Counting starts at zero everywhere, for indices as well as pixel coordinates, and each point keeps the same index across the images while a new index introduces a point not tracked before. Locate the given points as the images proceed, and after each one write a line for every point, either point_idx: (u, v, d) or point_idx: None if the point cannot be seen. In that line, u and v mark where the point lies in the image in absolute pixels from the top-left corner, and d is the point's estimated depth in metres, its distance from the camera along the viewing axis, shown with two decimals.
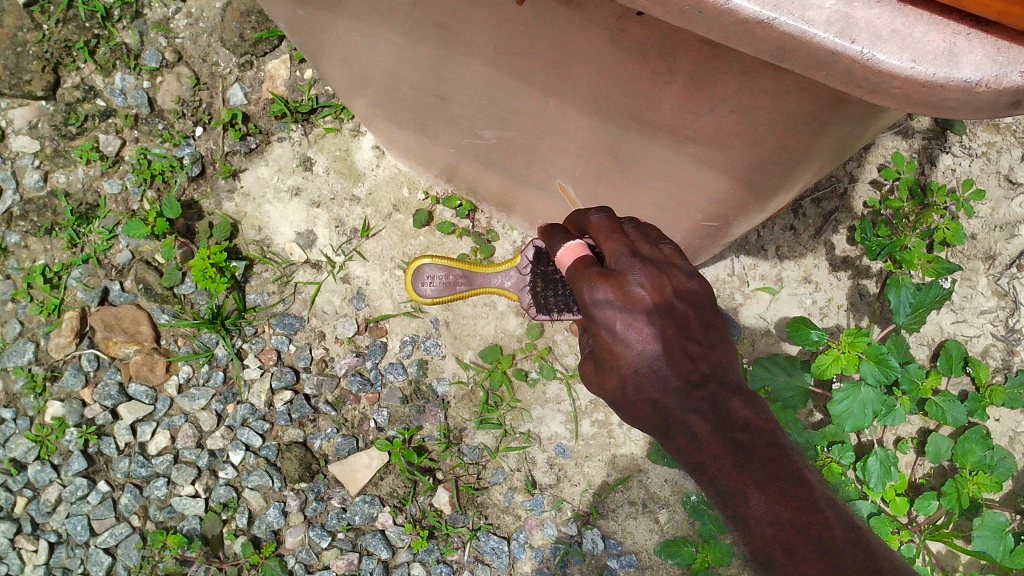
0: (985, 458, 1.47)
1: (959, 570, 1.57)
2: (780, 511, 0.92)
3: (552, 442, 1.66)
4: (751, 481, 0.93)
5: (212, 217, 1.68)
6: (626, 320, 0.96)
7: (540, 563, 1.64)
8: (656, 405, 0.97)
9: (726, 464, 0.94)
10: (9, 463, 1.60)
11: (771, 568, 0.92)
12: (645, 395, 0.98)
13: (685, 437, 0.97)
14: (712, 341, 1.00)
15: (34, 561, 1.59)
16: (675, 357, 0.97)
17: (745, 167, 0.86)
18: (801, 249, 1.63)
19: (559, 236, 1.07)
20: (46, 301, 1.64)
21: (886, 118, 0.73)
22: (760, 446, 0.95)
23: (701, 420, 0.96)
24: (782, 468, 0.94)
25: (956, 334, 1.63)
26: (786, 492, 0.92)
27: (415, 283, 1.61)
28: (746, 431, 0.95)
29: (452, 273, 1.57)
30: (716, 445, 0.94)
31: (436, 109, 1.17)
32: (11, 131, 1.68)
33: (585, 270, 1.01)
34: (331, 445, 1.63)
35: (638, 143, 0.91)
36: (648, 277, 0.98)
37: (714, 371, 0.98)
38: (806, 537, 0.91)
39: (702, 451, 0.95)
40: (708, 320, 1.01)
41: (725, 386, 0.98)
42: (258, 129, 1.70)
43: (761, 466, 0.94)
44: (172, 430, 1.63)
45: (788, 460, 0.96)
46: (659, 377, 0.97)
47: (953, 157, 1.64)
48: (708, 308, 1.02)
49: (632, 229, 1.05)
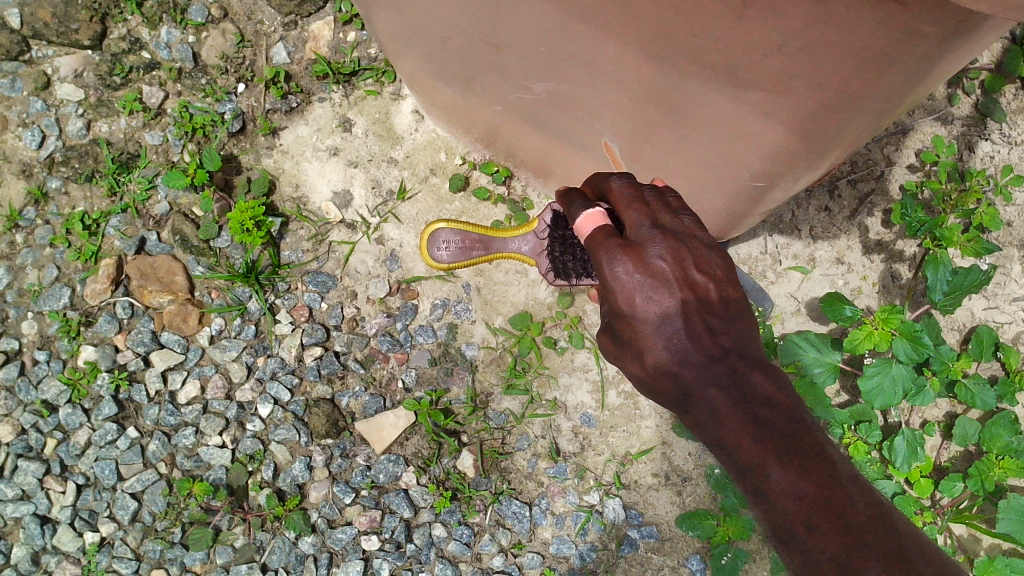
0: (1012, 443, 1.50)
1: (981, 554, 1.58)
2: (802, 486, 0.90)
3: (577, 410, 1.67)
4: (771, 455, 0.92)
5: (250, 172, 1.69)
6: (646, 293, 0.96)
7: (561, 530, 1.65)
8: (676, 380, 0.97)
9: (746, 438, 0.94)
10: (41, 405, 1.62)
11: (791, 542, 0.91)
12: (662, 366, 0.98)
13: (704, 411, 0.97)
14: (730, 316, 1.01)
15: (61, 502, 1.61)
16: (694, 331, 0.97)
17: (803, 117, 0.91)
18: (835, 230, 1.64)
19: (578, 204, 1.06)
20: (84, 247, 1.65)
21: (945, 67, 0.79)
22: (781, 420, 0.95)
23: (722, 395, 0.96)
24: (803, 442, 0.93)
25: (987, 320, 1.64)
26: (807, 467, 0.91)
27: (431, 248, 1.64)
28: (765, 405, 0.95)
29: (468, 238, 1.62)
30: (735, 420, 0.94)
31: (486, 61, 1.18)
32: (56, 79, 1.69)
33: (605, 240, 1.00)
34: (358, 403, 1.65)
35: (698, 92, 0.96)
36: (669, 249, 0.98)
37: (734, 346, 0.99)
38: (827, 512, 0.89)
39: (722, 428, 0.96)
40: (725, 293, 1.02)
41: (745, 359, 0.98)
42: (300, 88, 1.71)
43: (782, 439, 0.93)
44: (202, 380, 1.64)
45: (810, 436, 0.94)
46: (680, 351, 0.97)
47: (992, 144, 1.65)
48: (726, 280, 1.03)
49: (652, 197, 1.04)
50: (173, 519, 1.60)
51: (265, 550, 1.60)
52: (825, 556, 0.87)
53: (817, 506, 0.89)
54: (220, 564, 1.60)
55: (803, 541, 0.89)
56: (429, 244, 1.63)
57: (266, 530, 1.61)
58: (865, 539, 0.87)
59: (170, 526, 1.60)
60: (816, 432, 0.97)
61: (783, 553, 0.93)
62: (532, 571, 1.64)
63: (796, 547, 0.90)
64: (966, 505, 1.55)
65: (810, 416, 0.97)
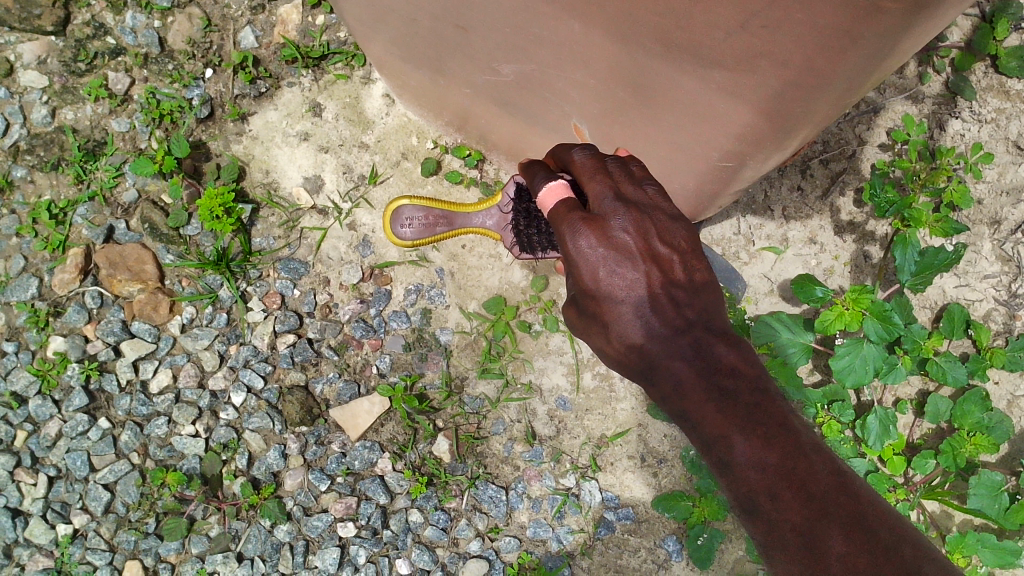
0: (984, 420, 1.51)
1: (953, 530, 1.60)
2: (765, 456, 0.90)
3: (552, 394, 1.66)
4: (734, 427, 0.91)
5: (219, 159, 1.67)
6: (610, 267, 0.97)
7: (537, 513, 1.65)
8: (641, 353, 0.99)
9: (710, 410, 0.94)
10: (10, 396, 1.60)
11: (756, 513, 0.91)
12: (629, 342, 0.99)
13: (670, 384, 0.97)
14: (695, 288, 1.01)
15: (33, 494, 1.59)
16: (659, 305, 0.98)
17: (770, 97, 0.92)
18: (807, 210, 1.64)
19: (540, 176, 1.05)
20: (51, 237, 1.63)
21: (908, 46, 0.81)
22: (745, 391, 0.94)
23: (687, 366, 0.96)
24: (767, 412, 0.92)
25: (958, 297, 1.65)
26: (771, 438, 0.90)
27: (394, 225, 1.63)
28: (729, 376, 0.95)
29: (431, 214, 1.62)
30: (701, 392, 0.94)
31: (453, 43, 1.17)
32: (19, 66, 1.66)
33: (568, 214, 0.99)
34: (333, 389, 1.64)
35: (664, 73, 0.96)
36: (632, 221, 0.98)
37: (699, 318, 0.99)
38: (791, 482, 0.88)
39: (687, 399, 0.96)
40: (691, 266, 1.01)
41: (710, 331, 0.98)
42: (269, 72, 1.69)
43: (745, 411, 0.92)
44: (174, 369, 1.63)
45: (775, 406, 0.93)
46: (644, 324, 0.98)
47: (962, 122, 1.66)
48: (692, 252, 1.02)
49: (615, 168, 1.03)
50: (146, 510, 1.59)
51: (241, 538, 1.59)
52: (788, 526, 0.87)
53: (779, 476, 0.88)
54: (195, 554, 1.59)
55: (768, 512, 0.89)
56: (392, 222, 1.62)
57: (241, 519, 1.59)
58: (827, 508, 0.87)
59: (144, 516, 1.59)
60: (783, 403, 0.96)
61: (750, 524, 0.92)
62: (509, 555, 1.64)
63: (761, 518, 0.90)
64: (939, 482, 1.57)
65: (776, 386, 0.96)
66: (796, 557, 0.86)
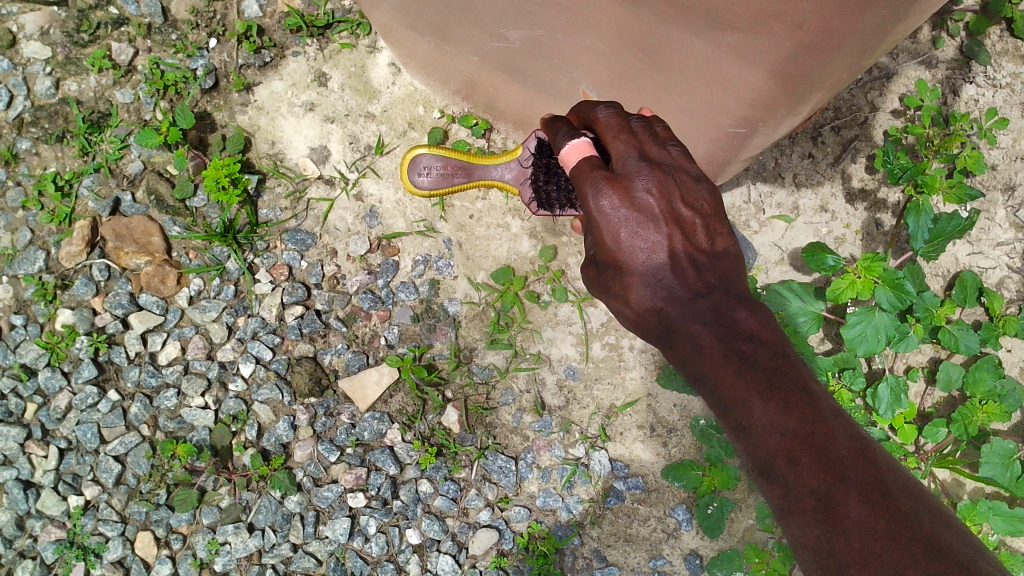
0: (996, 388, 1.50)
1: (964, 497, 1.59)
2: (783, 421, 0.89)
3: (562, 363, 1.66)
4: (753, 391, 0.91)
5: (225, 130, 1.66)
6: (632, 228, 0.97)
7: (547, 483, 1.64)
8: (660, 316, 0.99)
9: (727, 373, 0.93)
10: (20, 369, 1.60)
11: (772, 476, 0.89)
12: (649, 305, 1.00)
13: (688, 346, 0.97)
14: (716, 252, 1.02)
15: (44, 466, 1.59)
16: (680, 266, 0.99)
17: (782, 59, 0.94)
18: (818, 178, 1.62)
19: (564, 135, 1.05)
20: (57, 209, 1.62)
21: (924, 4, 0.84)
22: (765, 355, 0.94)
23: (706, 330, 0.96)
24: (786, 376, 0.92)
25: (971, 265, 1.63)
26: (789, 402, 0.90)
27: (412, 172, 1.60)
28: (748, 340, 0.95)
29: (451, 164, 1.58)
30: (721, 354, 0.95)
31: (460, 9, 1.15)
32: (22, 37, 1.65)
33: (592, 172, 0.99)
34: (341, 360, 1.63)
35: (676, 36, 0.97)
36: (656, 183, 0.98)
37: (719, 282, 1.00)
38: (810, 446, 0.88)
39: (705, 362, 0.95)
40: (713, 229, 1.02)
41: (729, 295, 0.98)
42: (273, 42, 1.67)
43: (765, 375, 0.92)
44: (182, 341, 1.62)
45: (795, 370, 0.93)
46: (665, 285, 0.98)
47: (977, 87, 1.64)
48: (714, 216, 1.02)
49: (639, 128, 1.04)
50: (158, 481, 1.59)
51: (251, 509, 1.60)
52: (806, 490, 0.86)
53: (798, 439, 0.88)
54: (206, 525, 1.59)
55: (785, 476, 0.88)
56: (409, 169, 1.59)
57: (252, 490, 1.60)
58: (845, 473, 0.86)
59: (155, 488, 1.59)
60: (801, 368, 0.95)
61: (765, 488, 0.91)
62: (519, 524, 1.64)
63: (777, 482, 0.89)
64: (950, 450, 1.56)
65: (795, 351, 0.96)
66: (812, 521, 0.85)
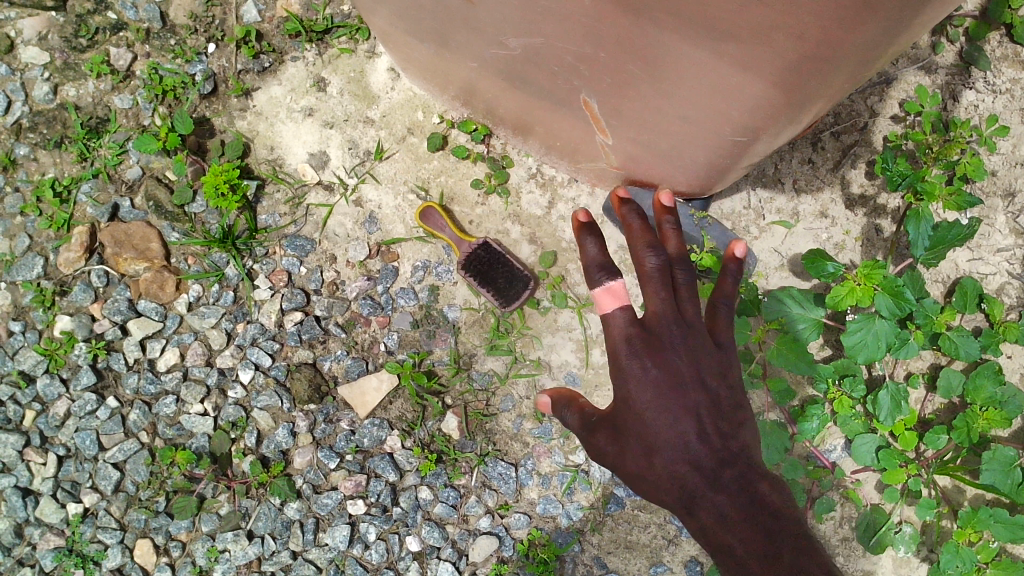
0: (996, 394, 1.50)
1: (964, 504, 1.61)
2: (792, 558, 1.05)
3: (561, 370, 1.66)
4: (761, 538, 1.06)
5: (223, 135, 1.66)
6: (658, 404, 1.12)
7: (547, 490, 1.64)
8: (682, 483, 1.11)
9: (748, 534, 1.07)
10: (18, 376, 1.59)
11: None
12: (672, 469, 1.11)
13: (711, 516, 1.09)
14: (737, 423, 1.15)
15: (43, 473, 1.59)
16: (704, 431, 1.11)
17: (786, 69, 0.90)
18: (818, 183, 1.62)
19: (597, 268, 1.22)
20: (55, 215, 1.62)
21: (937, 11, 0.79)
22: (773, 500, 1.09)
23: (707, 448, 1.10)
24: (789, 533, 1.07)
25: (972, 271, 1.63)
26: (799, 547, 1.06)
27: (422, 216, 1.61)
28: (766, 506, 1.08)
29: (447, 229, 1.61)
30: (712, 493, 1.09)
31: (460, 16, 1.15)
32: (20, 42, 1.64)
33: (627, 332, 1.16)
34: (341, 367, 1.63)
35: (677, 46, 0.94)
36: (685, 351, 1.14)
37: (741, 451, 1.12)
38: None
39: (731, 518, 1.08)
40: (731, 417, 1.14)
41: (752, 467, 1.11)
42: (272, 47, 1.67)
43: (773, 523, 1.07)
44: (181, 347, 1.62)
45: (808, 541, 1.07)
46: (690, 450, 1.10)
47: (976, 93, 1.64)
48: (731, 408, 1.15)
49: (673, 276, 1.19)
50: (156, 488, 1.58)
51: (251, 516, 1.59)
52: None
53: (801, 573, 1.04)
54: (205, 532, 1.59)
55: None
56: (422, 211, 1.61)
57: (251, 497, 1.59)
58: None
59: (154, 495, 1.59)
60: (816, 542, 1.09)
61: None
62: (519, 531, 1.63)
63: None
64: (950, 456, 1.56)
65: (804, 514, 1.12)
66: None
